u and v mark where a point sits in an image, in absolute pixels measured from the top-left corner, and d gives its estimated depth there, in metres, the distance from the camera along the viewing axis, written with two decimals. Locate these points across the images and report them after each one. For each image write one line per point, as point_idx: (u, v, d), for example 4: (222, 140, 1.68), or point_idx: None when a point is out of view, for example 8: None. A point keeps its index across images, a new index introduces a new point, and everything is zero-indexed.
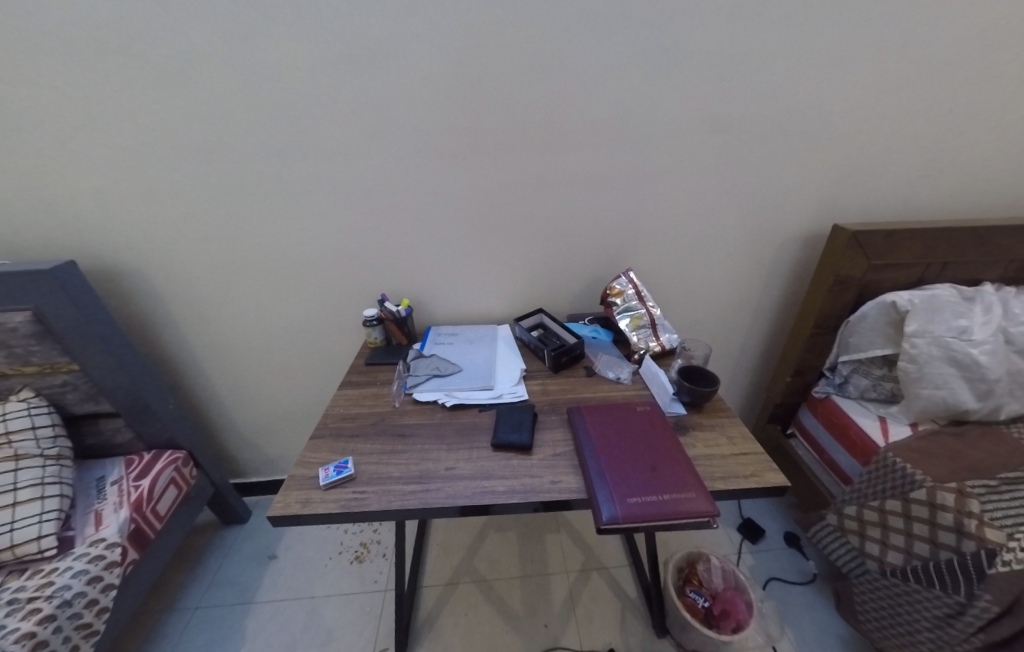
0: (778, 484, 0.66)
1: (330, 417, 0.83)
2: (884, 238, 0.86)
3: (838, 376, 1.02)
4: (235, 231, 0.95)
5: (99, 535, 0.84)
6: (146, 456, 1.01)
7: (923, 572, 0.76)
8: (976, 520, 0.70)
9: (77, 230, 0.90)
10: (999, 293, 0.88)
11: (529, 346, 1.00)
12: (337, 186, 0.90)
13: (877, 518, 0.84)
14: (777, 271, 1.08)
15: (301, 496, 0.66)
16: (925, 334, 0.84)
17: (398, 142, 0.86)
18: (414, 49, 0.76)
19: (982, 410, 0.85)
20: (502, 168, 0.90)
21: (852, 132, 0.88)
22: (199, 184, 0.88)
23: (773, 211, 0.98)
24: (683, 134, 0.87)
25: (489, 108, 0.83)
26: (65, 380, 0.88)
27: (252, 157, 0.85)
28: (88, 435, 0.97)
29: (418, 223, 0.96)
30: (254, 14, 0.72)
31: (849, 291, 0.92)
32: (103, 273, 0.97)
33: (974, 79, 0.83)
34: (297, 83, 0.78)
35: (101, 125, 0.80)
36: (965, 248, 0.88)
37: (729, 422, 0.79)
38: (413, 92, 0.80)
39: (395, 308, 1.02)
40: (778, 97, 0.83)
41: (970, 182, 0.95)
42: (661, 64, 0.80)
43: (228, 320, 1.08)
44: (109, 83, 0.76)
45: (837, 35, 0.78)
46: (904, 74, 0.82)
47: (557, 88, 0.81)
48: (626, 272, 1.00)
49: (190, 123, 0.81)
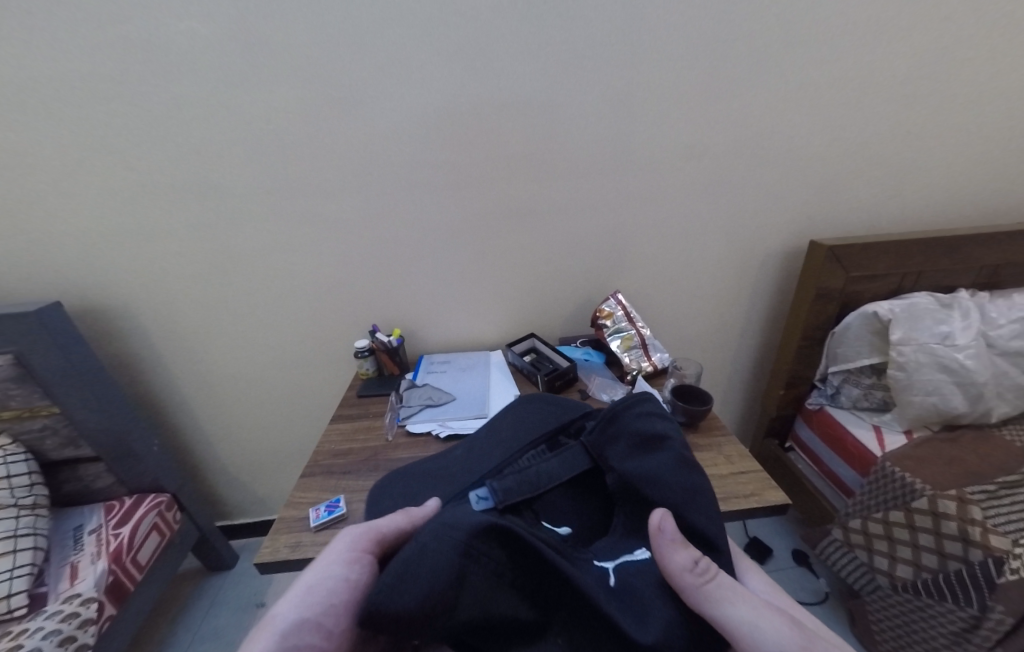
0: (780, 501, 0.66)
1: (321, 454, 0.80)
2: (859, 251, 0.89)
3: (830, 387, 1.03)
4: (224, 268, 0.95)
5: (74, 590, 0.79)
6: (128, 502, 0.97)
7: (934, 585, 0.75)
8: (980, 527, 0.70)
9: (66, 274, 0.90)
10: (974, 298, 0.90)
11: (522, 372, 1.00)
12: (327, 221, 0.92)
13: (882, 531, 0.83)
14: (760, 288, 1.10)
15: (291, 539, 0.63)
16: (911, 342, 0.85)
17: (386, 177, 0.88)
18: (399, 92, 0.80)
19: (972, 414, 0.86)
20: (488, 196, 0.92)
21: (818, 154, 0.93)
22: (190, 225, 0.89)
23: (752, 231, 1.02)
24: (660, 161, 0.91)
25: (474, 144, 0.87)
26: (44, 424, 0.85)
27: (243, 196, 0.88)
28: (66, 482, 0.94)
29: (408, 255, 0.98)
30: (244, 64, 0.76)
31: (832, 303, 0.94)
32: (90, 315, 0.96)
33: (923, 103, 0.89)
34: (288, 126, 0.82)
35: (94, 171, 0.82)
36: (937, 257, 0.91)
37: (725, 440, 0.79)
38: (399, 131, 0.84)
39: (386, 338, 1.01)
40: (746, 124, 0.88)
41: (934, 196, 1.00)
42: (634, 99, 0.85)
43: (216, 356, 1.06)
44: (104, 131, 0.79)
45: (794, 68, 0.83)
46: (858, 100, 0.88)
47: (537, 122, 0.85)
48: (614, 295, 1.02)
49: (182, 167, 0.83)
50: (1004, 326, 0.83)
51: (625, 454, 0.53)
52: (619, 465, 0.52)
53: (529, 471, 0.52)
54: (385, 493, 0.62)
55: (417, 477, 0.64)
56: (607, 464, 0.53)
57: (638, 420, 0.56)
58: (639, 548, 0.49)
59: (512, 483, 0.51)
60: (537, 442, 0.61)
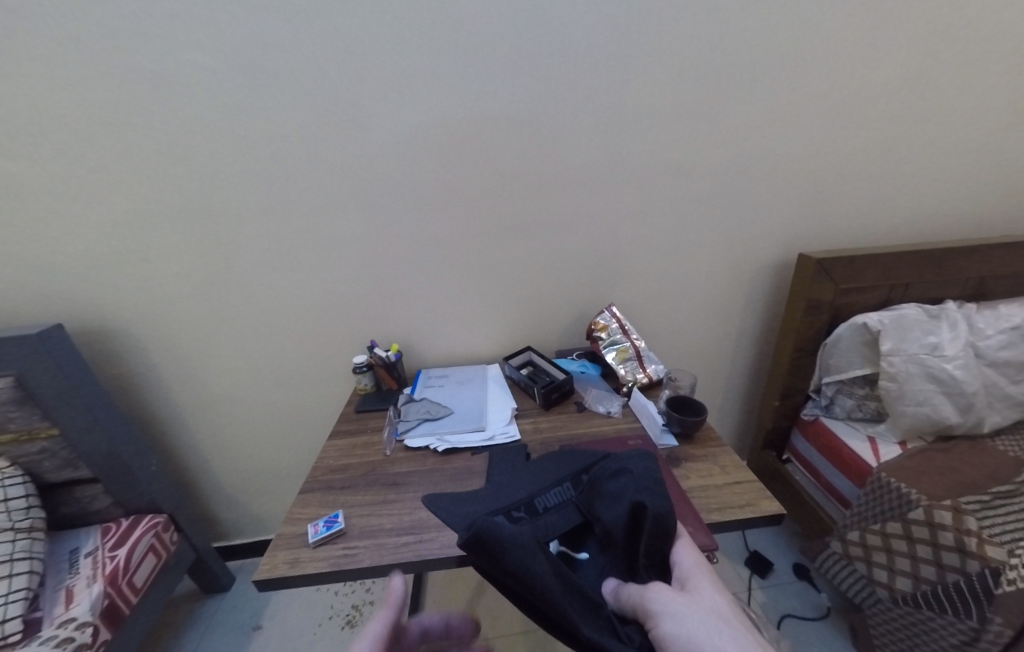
0: (776, 512, 0.66)
1: (320, 470, 0.81)
2: (847, 263, 0.91)
3: (824, 397, 1.03)
4: (224, 287, 0.97)
5: (68, 614, 0.78)
6: (124, 523, 0.96)
7: (934, 598, 0.75)
8: (976, 538, 0.70)
9: (68, 295, 0.92)
10: (961, 309, 0.92)
11: (520, 385, 1.00)
12: (326, 239, 0.94)
13: (880, 543, 0.83)
14: (753, 298, 1.12)
15: (289, 556, 0.63)
16: (900, 353, 0.87)
17: (384, 196, 0.90)
18: (396, 116, 0.83)
19: (965, 423, 0.87)
20: (483, 213, 0.94)
21: (805, 169, 0.95)
22: (191, 245, 0.91)
23: (744, 243, 1.03)
24: (651, 177, 0.94)
25: (469, 163, 0.89)
26: (43, 447, 0.85)
27: (244, 217, 0.90)
28: (63, 504, 0.93)
29: (406, 271, 0.99)
30: (246, 91, 0.78)
31: (823, 314, 0.96)
32: (90, 335, 0.97)
33: (903, 119, 0.92)
34: (287, 149, 0.84)
35: (98, 194, 0.84)
36: (924, 268, 0.93)
37: (721, 451, 0.79)
38: (397, 152, 0.86)
39: (384, 354, 1.02)
40: (734, 141, 0.91)
41: (920, 207, 1.03)
42: (624, 119, 0.87)
43: (215, 374, 1.07)
44: (108, 156, 0.81)
45: (777, 87, 0.86)
46: (841, 116, 0.90)
47: (530, 141, 0.88)
48: (609, 307, 1.03)
49: (184, 189, 0.86)
50: (992, 336, 0.84)
51: (611, 505, 0.54)
52: (609, 518, 0.53)
53: (541, 521, 0.57)
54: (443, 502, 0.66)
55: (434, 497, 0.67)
56: (596, 518, 0.55)
57: (621, 478, 0.57)
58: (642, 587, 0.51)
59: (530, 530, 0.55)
60: (562, 481, 0.64)
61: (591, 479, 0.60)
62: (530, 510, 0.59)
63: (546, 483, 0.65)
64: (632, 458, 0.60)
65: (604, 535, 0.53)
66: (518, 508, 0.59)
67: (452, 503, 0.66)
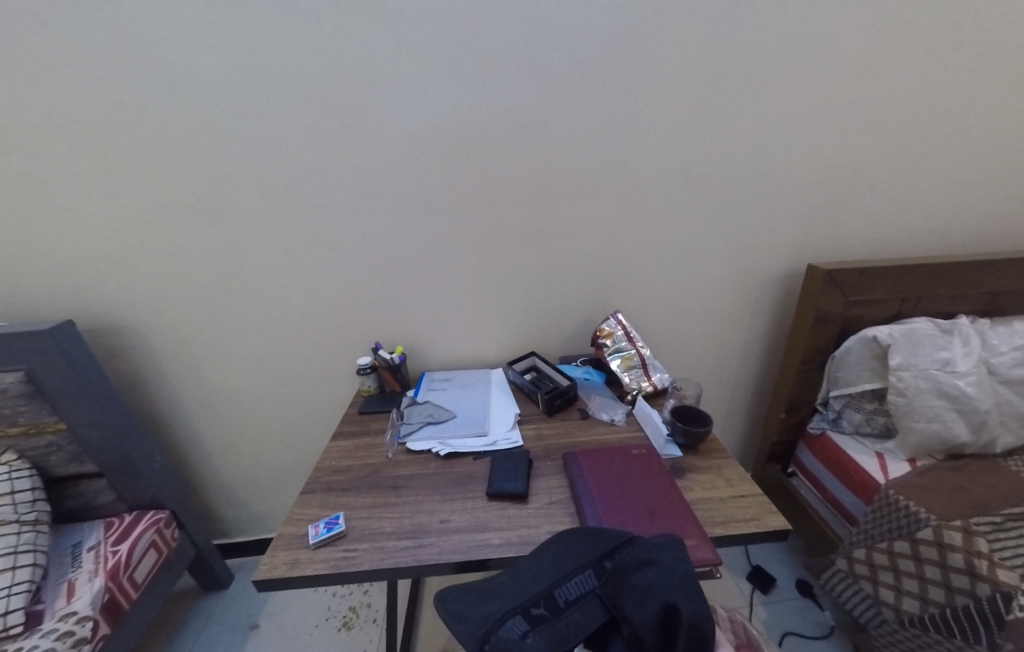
0: (780, 527, 0.65)
1: (322, 470, 0.81)
2: (858, 276, 0.90)
3: (831, 411, 1.02)
4: (232, 286, 0.97)
5: (69, 608, 0.78)
6: (127, 519, 0.97)
7: (942, 621, 0.73)
8: (987, 560, 0.68)
9: (79, 291, 0.93)
10: (974, 325, 0.90)
11: (523, 390, 1.00)
12: (333, 240, 0.94)
13: (887, 562, 0.81)
14: (761, 309, 1.11)
15: (289, 557, 0.63)
16: (910, 368, 0.85)
17: (391, 199, 0.91)
18: (405, 119, 0.84)
19: (977, 442, 0.85)
20: (490, 218, 0.95)
21: (815, 179, 0.94)
22: (200, 244, 0.92)
23: (752, 253, 1.03)
24: (658, 185, 0.93)
25: (476, 168, 0.89)
26: (50, 440, 0.86)
27: (253, 217, 0.90)
28: (68, 498, 0.94)
29: (412, 274, 1.00)
30: (257, 93, 0.79)
31: (831, 327, 0.94)
32: (100, 331, 0.98)
33: (916, 132, 0.91)
34: (297, 151, 0.85)
35: (111, 192, 0.85)
36: (936, 283, 0.92)
37: (725, 463, 0.78)
38: (405, 156, 0.87)
39: (388, 355, 1.03)
40: (743, 150, 0.90)
41: (932, 221, 1.01)
42: (632, 126, 0.87)
43: (220, 372, 1.07)
44: (122, 154, 0.82)
45: (787, 99, 0.86)
46: (852, 127, 0.90)
47: (538, 148, 0.88)
48: (615, 315, 1.03)
49: (196, 189, 0.87)
50: (1006, 353, 0.83)
51: (643, 603, 0.43)
52: (638, 618, 0.42)
53: (558, 621, 0.44)
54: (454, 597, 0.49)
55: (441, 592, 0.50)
56: (624, 617, 0.43)
57: (648, 571, 0.45)
58: None
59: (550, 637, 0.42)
60: (582, 563, 0.49)
61: (616, 563, 0.47)
62: (550, 608, 0.44)
63: (564, 561, 0.51)
64: (658, 542, 0.47)
65: (634, 637, 0.42)
66: (535, 603, 0.45)
67: (469, 588, 0.50)
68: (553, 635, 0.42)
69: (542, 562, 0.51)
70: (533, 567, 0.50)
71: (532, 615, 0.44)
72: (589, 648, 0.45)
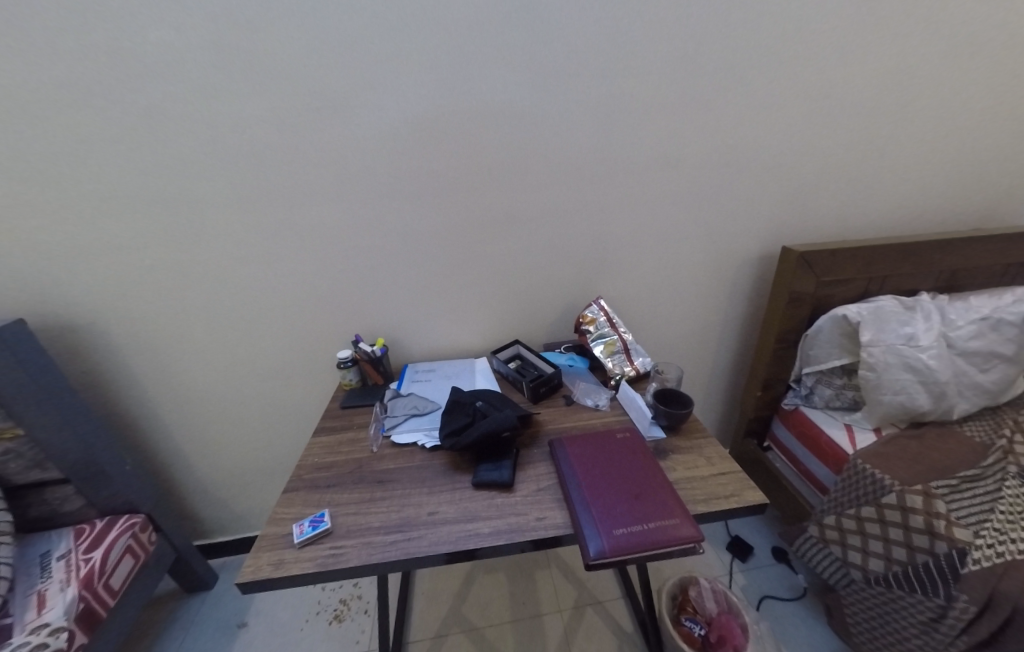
0: (759, 501, 0.68)
1: (304, 468, 0.79)
2: (829, 257, 0.93)
3: (804, 387, 1.07)
4: (200, 278, 0.93)
5: (41, 620, 0.75)
6: (99, 525, 0.93)
7: (904, 577, 0.78)
8: (945, 520, 0.74)
9: (30, 289, 0.87)
10: (935, 301, 0.95)
11: (508, 379, 1.00)
12: (308, 230, 0.91)
13: (855, 526, 0.86)
14: (738, 291, 1.14)
15: (273, 557, 0.62)
16: (879, 344, 0.90)
17: (367, 186, 0.88)
18: (381, 100, 0.80)
19: (936, 412, 0.90)
20: (471, 206, 0.93)
21: (790, 162, 0.96)
22: (165, 236, 0.87)
23: (729, 237, 1.05)
24: (640, 171, 0.93)
25: (454, 153, 0.87)
26: (8, 448, 0.81)
27: (220, 205, 0.86)
28: (32, 506, 0.90)
29: (391, 263, 0.97)
30: (222, 73, 0.74)
31: (804, 308, 0.98)
32: (56, 331, 0.92)
33: (885, 117, 0.94)
34: (266, 135, 0.80)
35: (58, 181, 0.78)
36: (899, 263, 0.96)
37: (706, 442, 0.81)
38: (381, 143, 0.84)
39: (370, 347, 1.00)
40: (723, 135, 0.91)
41: (897, 204, 1.05)
42: (615, 110, 0.87)
43: (194, 369, 1.03)
44: (70, 140, 0.76)
45: (765, 85, 0.87)
46: (825, 112, 0.92)
47: (519, 132, 0.86)
48: (597, 301, 1.04)
49: (156, 178, 0.82)
50: (962, 327, 0.87)
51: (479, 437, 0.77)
52: (479, 439, 0.76)
53: (469, 416, 0.82)
54: (484, 394, 0.88)
55: (451, 417, 0.83)
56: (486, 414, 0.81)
57: (486, 420, 0.78)
58: (504, 472, 0.74)
59: (458, 415, 0.83)
60: (476, 424, 0.78)
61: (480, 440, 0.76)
62: (466, 411, 0.83)
63: (480, 419, 0.81)
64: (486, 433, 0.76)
65: (487, 407, 0.83)
66: (470, 404, 0.84)
67: (457, 398, 0.86)
68: (459, 413, 0.83)
69: (476, 407, 0.83)
70: (478, 402, 0.85)
71: (461, 410, 0.84)
72: (475, 414, 0.82)
